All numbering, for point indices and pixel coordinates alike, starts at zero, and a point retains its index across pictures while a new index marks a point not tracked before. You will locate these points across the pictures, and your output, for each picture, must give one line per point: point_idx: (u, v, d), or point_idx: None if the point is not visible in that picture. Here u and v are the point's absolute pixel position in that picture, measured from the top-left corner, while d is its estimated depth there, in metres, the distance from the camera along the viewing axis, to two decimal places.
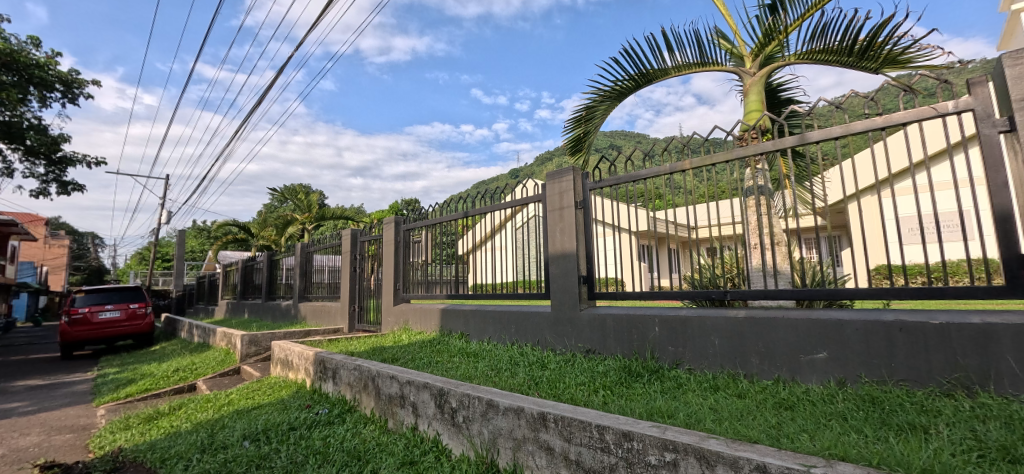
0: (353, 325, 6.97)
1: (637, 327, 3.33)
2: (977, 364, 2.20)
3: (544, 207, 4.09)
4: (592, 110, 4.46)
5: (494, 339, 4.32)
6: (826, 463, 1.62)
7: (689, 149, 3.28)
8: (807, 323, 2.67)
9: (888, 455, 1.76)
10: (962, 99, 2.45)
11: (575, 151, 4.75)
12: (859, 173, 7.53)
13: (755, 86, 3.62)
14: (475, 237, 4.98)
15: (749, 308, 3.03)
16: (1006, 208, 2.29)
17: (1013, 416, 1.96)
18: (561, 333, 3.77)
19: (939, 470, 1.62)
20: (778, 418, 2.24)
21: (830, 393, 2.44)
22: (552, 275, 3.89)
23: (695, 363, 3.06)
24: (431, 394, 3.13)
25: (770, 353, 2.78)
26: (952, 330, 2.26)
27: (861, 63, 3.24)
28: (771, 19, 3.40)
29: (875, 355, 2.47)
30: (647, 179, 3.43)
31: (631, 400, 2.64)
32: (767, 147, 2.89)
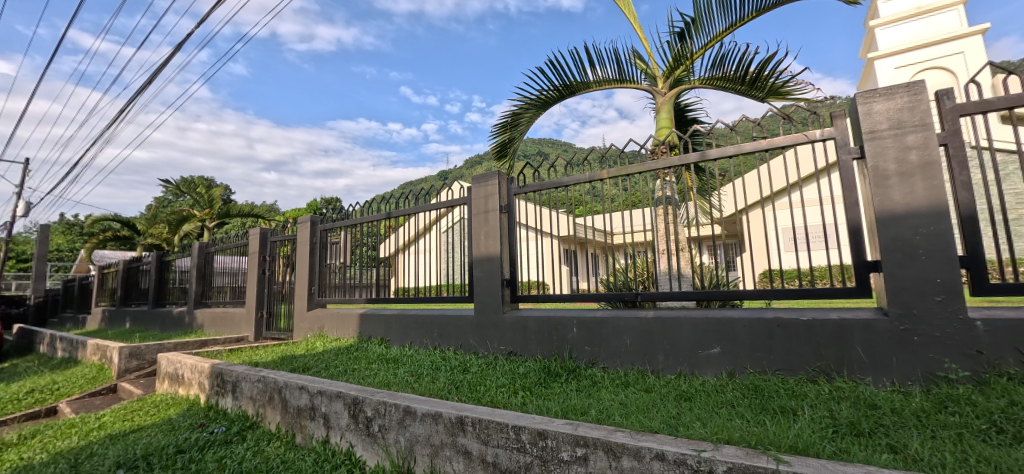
0: (261, 333, 6.35)
1: (557, 329, 3.43)
2: (835, 354, 2.61)
3: (470, 210, 4.06)
4: (518, 117, 4.55)
5: (416, 344, 4.19)
6: (713, 446, 1.81)
7: (607, 160, 3.47)
8: (705, 321, 2.94)
9: (764, 436, 2.01)
10: (827, 129, 2.88)
11: (501, 156, 4.81)
12: (750, 189, 8.56)
13: (665, 105, 3.95)
14: (399, 239, 4.81)
15: (657, 309, 3.27)
16: (857, 222, 2.73)
17: (858, 396, 2.35)
18: (483, 336, 3.76)
19: (802, 447, 1.88)
20: (678, 409, 2.44)
21: (722, 384, 2.71)
22: (476, 278, 3.87)
23: (609, 361, 3.22)
24: (344, 403, 2.95)
25: (673, 350, 3.01)
26: (817, 326, 2.65)
27: (751, 91, 3.67)
28: (679, 45, 3.73)
29: (759, 349, 2.78)
30: (570, 186, 3.58)
31: (548, 400, 2.70)
32: (674, 162, 3.16)
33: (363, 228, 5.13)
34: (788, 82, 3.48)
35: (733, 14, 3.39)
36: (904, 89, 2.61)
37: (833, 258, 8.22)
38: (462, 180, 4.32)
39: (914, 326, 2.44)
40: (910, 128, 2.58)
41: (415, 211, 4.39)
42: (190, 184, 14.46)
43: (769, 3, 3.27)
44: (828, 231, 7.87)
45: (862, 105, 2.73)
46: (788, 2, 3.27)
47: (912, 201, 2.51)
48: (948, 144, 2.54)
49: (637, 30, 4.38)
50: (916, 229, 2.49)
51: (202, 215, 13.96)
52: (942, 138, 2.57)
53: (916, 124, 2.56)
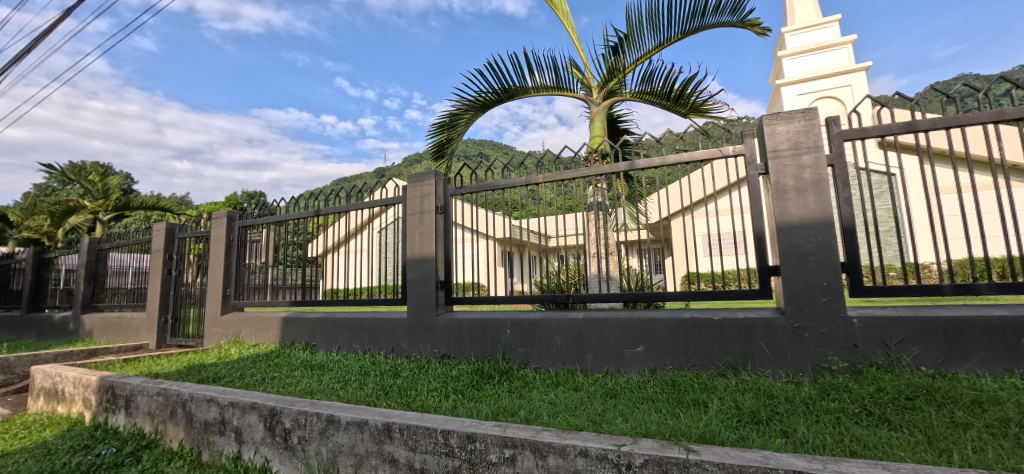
0: (165, 340, 5.70)
1: (491, 330, 3.44)
2: (741, 350, 2.87)
3: (405, 209, 3.95)
4: (456, 118, 4.51)
5: (344, 349, 3.99)
6: (632, 440, 1.93)
7: (543, 165, 3.55)
8: (630, 321, 3.10)
9: (678, 428, 2.16)
10: (738, 146, 3.16)
11: (439, 156, 4.75)
12: (675, 198, 9.22)
13: (599, 115, 4.12)
14: (328, 238, 4.56)
15: (587, 310, 3.38)
16: (762, 230, 3.02)
17: (759, 387, 2.60)
18: (416, 339, 3.67)
19: (709, 436, 2.06)
20: (603, 406, 2.55)
21: (644, 380, 2.87)
22: (409, 280, 3.76)
23: (541, 361, 3.28)
24: (259, 415, 2.72)
25: (602, 349, 3.14)
26: (726, 325, 2.90)
27: (675, 107, 3.94)
28: (613, 58, 3.92)
29: (677, 346, 2.99)
30: (506, 189, 3.61)
31: (479, 402, 2.68)
32: (605, 170, 3.29)
33: (288, 226, 4.80)
34: (707, 101, 3.78)
35: (661, 33, 3.62)
36: (801, 113, 2.93)
37: (743, 262, 9.11)
38: (398, 178, 4.20)
39: (805, 324, 2.75)
40: (805, 149, 2.90)
41: (346, 209, 4.18)
42: (81, 170, 12.62)
43: (691, 27, 3.53)
44: (739, 238, 8.70)
45: (768, 125, 3.03)
46: (708, 28, 3.56)
47: (806, 213, 2.82)
48: (835, 165, 2.89)
49: (575, 41, 4.54)
50: (809, 238, 2.81)
51: (95, 206, 12.24)
52: (830, 159, 2.92)
53: (810, 145, 2.88)
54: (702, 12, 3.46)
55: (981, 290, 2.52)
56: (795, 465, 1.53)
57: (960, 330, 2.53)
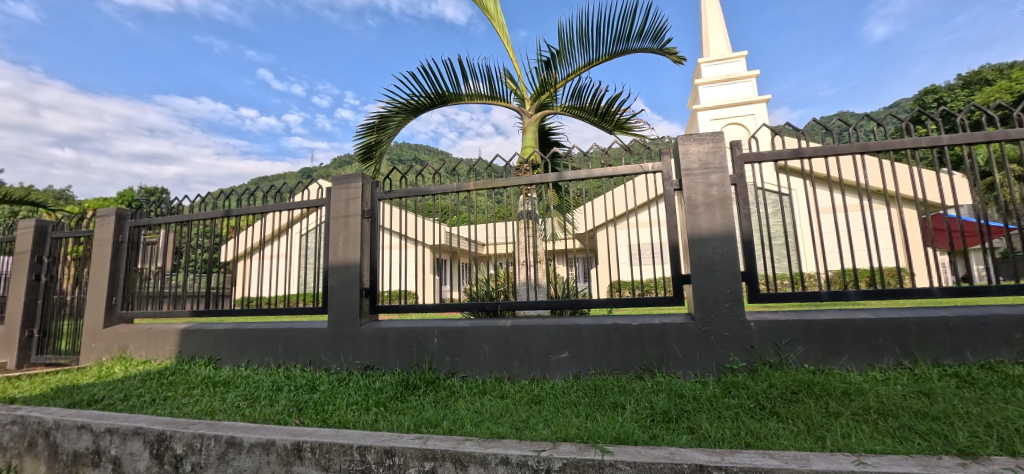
0: (28, 358, 4.84)
1: (417, 339, 3.34)
2: (657, 354, 3.05)
3: (329, 213, 3.73)
4: (386, 120, 4.38)
5: (254, 362, 3.66)
6: (552, 445, 2.00)
7: (474, 172, 3.56)
8: (556, 328, 3.17)
9: (595, 430, 2.24)
10: (656, 163, 3.38)
11: (367, 158, 4.57)
12: (603, 209, 9.71)
13: (531, 127, 4.23)
14: (240, 242, 4.19)
15: (515, 318, 3.41)
16: (676, 242, 3.25)
17: (672, 388, 2.78)
18: (337, 350, 3.47)
19: (624, 436, 2.17)
20: (528, 413, 2.57)
21: (568, 385, 2.94)
22: (330, 287, 3.55)
23: (468, 370, 3.24)
24: (145, 441, 2.40)
25: (528, 356, 3.18)
26: (644, 330, 3.08)
27: (602, 123, 4.15)
28: (545, 72, 4.05)
29: (600, 351, 3.10)
30: (437, 195, 3.56)
31: (401, 414, 2.58)
32: (536, 180, 3.36)
33: (193, 227, 4.34)
34: (630, 120, 4.03)
35: (590, 53, 3.81)
36: (710, 136, 3.20)
37: (660, 271, 9.86)
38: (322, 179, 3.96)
39: (711, 328, 3.00)
40: (713, 169, 3.17)
41: (263, 211, 3.86)
42: None
43: (616, 50, 3.75)
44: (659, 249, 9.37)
45: (682, 145, 3.26)
46: (632, 52, 3.81)
47: (713, 227, 3.08)
48: (737, 184, 3.19)
49: (510, 53, 4.64)
50: (715, 250, 3.06)
51: None
52: (734, 179, 3.22)
53: (718, 165, 3.16)
54: (626, 38, 3.71)
55: (850, 296, 2.91)
56: (696, 459, 1.80)
57: (834, 331, 2.91)
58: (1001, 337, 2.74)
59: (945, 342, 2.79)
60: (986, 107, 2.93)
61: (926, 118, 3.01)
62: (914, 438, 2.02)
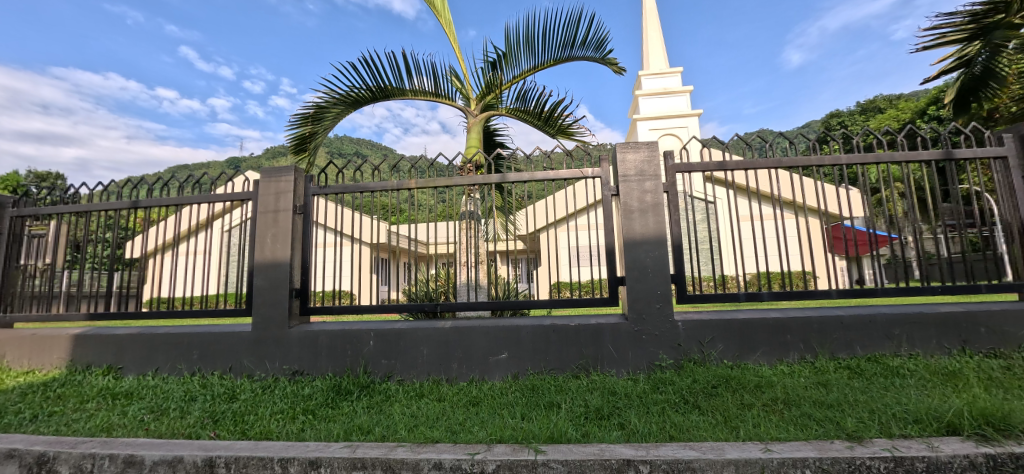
0: None
1: (352, 342, 3.20)
2: (592, 353, 3.15)
3: (256, 207, 3.47)
4: (323, 111, 4.17)
5: (164, 370, 3.33)
6: (486, 447, 2.01)
7: (416, 170, 3.49)
8: (496, 329, 3.17)
9: (530, 430, 2.26)
10: (596, 168, 3.48)
11: (300, 150, 4.32)
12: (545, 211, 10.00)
13: (476, 127, 4.22)
14: (149, 237, 3.78)
15: (455, 319, 3.37)
16: (612, 244, 3.37)
17: (605, 386, 2.88)
18: (262, 356, 3.24)
19: (558, 435, 2.21)
20: (465, 415, 2.55)
21: (506, 386, 2.95)
22: (255, 287, 3.30)
23: (405, 373, 3.16)
24: (21, 465, 2.09)
25: (467, 358, 3.16)
26: (580, 330, 3.16)
27: (546, 127, 4.22)
28: (491, 73, 4.04)
29: (538, 352, 3.15)
30: (376, 192, 3.44)
31: (331, 421, 2.45)
32: (478, 180, 3.34)
33: (93, 219, 3.86)
34: (572, 125, 4.14)
35: (536, 57, 3.86)
36: (646, 145, 3.35)
37: (596, 273, 10.42)
38: (249, 171, 3.67)
39: (643, 327, 3.15)
40: (648, 176, 3.32)
41: (178, 203, 3.51)
42: None
43: (560, 57, 3.84)
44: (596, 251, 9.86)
45: (620, 153, 3.38)
46: (575, 59, 3.91)
47: (647, 231, 3.23)
48: (669, 192, 3.37)
49: (456, 51, 4.58)
50: (648, 253, 3.22)
51: None
52: (667, 186, 3.40)
53: (652, 173, 3.31)
54: (570, 45, 3.80)
55: (764, 297, 3.18)
56: (624, 454, 1.89)
57: (750, 329, 3.17)
58: (884, 333, 3.13)
59: (840, 337, 3.14)
60: (877, 131, 3.33)
61: (830, 139, 3.36)
62: (812, 425, 2.25)
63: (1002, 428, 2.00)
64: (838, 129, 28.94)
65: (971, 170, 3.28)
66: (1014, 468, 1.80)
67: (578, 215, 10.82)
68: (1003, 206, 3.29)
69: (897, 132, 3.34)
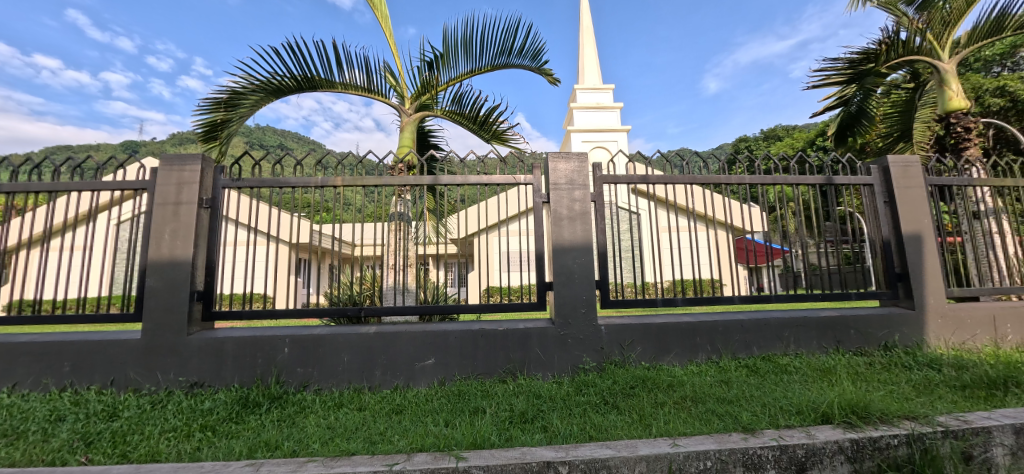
0: None
1: (263, 350, 2.96)
2: (519, 357, 3.19)
3: (153, 199, 3.10)
4: (238, 98, 3.84)
5: (24, 387, 2.83)
6: (405, 458, 1.94)
7: (342, 167, 3.33)
8: (423, 334, 3.10)
9: (452, 437, 2.23)
10: (529, 175, 3.54)
11: (210, 139, 3.93)
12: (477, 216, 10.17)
13: (409, 126, 4.13)
14: (10, 229, 3.21)
15: (380, 324, 3.25)
16: (542, 250, 3.44)
17: (530, 389, 2.93)
18: (154, 367, 2.88)
19: (480, 441, 2.20)
20: (387, 424, 2.45)
21: (431, 393, 2.89)
22: (147, 289, 2.93)
23: (322, 382, 2.98)
24: None
25: (391, 365, 3.05)
26: (508, 334, 3.20)
27: (481, 131, 4.22)
28: (427, 73, 3.97)
29: (465, 357, 3.13)
30: (297, 188, 3.24)
31: (233, 438, 2.23)
32: (410, 181, 3.26)
33: None
34: (507, 132, 4.19)
35: (472, 62, 3.86)
36: (576, 156, 3.47)
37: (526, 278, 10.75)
38: (146, 157, 3.26)
39: (568, 331, 3.26)
40: (578, 185, 3.45)
41: (51, 190, 3.01)
42: None
43: (497, 63, 3.87)
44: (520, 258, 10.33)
45: (552, 162, 3.47)
46: (512, 67, 3.96)
47: (575, 238, 3.35)
48: (597, 202, 3.52)
49: (391, 47, 4.44)
50: (575, 259, 3.33)
51: None
52: (595, 196, 3.55)
53: (581, 183, 3.44)
54: (507, 53, 3.85)
55: (678, 303, 3.44)
56: (545, 456, 1.93)
57: (665, 333, 3.40)
58: (776, 335, 3.51)
59: (741, 339, 3.48)
60: (775, 157, 3.74)
61: (736, 160, 3.72)
62: (714, 420, 2.45)
63: (862, 416, 2.33)
64: (748, 151, 32.38)
65: (846, 194, 3.80)
66: (872, 450, 2.10)
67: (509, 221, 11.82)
68: (869, 226, 3.85)
69: (791, 159, 3.78)
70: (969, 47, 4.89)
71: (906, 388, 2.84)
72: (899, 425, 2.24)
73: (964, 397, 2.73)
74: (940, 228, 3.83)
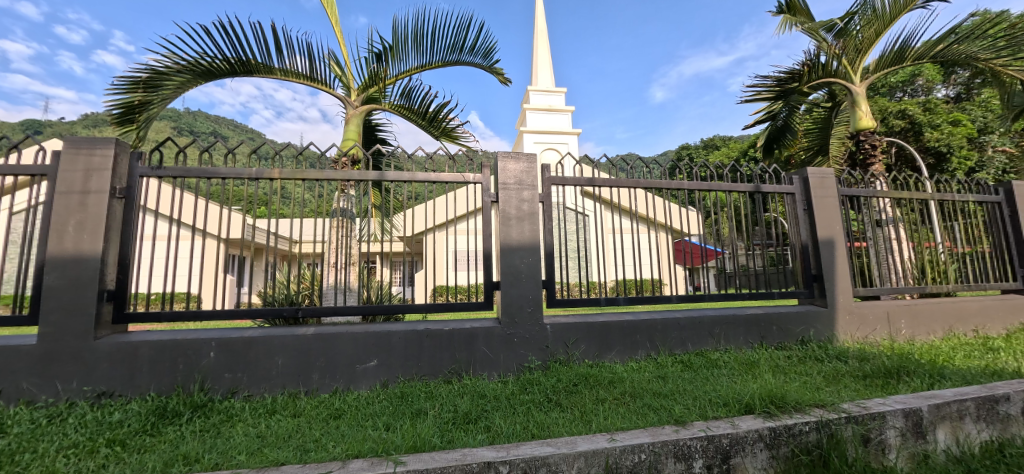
0: None
1: (185, 354, 2.75)
2: (465, 357, 3.18)
3: (55, 187, 2.77)
4: (161, 79, 3.52)
5: None
6: (340, 465, 1.86)
7: (280, 159, 3.15)
8: (365, 335, 3.01)
9: (392, 441, 2.17)
10: (478, 174, 3.52)
11: (126, 121, 3.57)
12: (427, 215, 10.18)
13: (355, 119, 3.98)
14: None
15: (320, 324, 3.11)
16: (489, 249, 3.44)
17: (475, 389, 2.93)
18: (54, 375, 2.59)
19: (420, 444, 2.16)
20: (323, 430, 2.35)
21: (372, 396, 2.82)
22: (45, 288, 2.62)
23: (253, 388, 2.81)
24: None
25: (330, 367, 2.93)
26: (453, 334, 3.17)
27: (430, 127, 4.15)
28: (375, 65, 3.83)
29: (409, 358, 3.07)
30: (228, 180, 3.02)
31: (146, 452, 2.04)
32: (353, 176, 3.14)
33: None
34: (457, 129, 4.15)
35: (423, 56, 3.77)
36: (526, 156, 3.50)
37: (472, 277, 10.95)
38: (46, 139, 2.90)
39: (514, 331, 3.29)
40: (526, 186, 3.48)
41: None
42: None
43: (448, 59, 3.82)
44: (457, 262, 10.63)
45: (502, 162, 3.48)
46: (463, 64, 3.92)
47: (523, 238, 3.38)
48: (545, 203, 3.58)
49: (337, 35, 4.25)
50: (522, 259, 3.37)
51: None
52: (543, 197, 3.60)
53: (530, 184, 3.48)
54: (459, 49, 3.80)
55: (621, 302, 3.58)
56: (485, 457, 1.92)
57: (608, 331, 3.53)
58: (708, 332, 3.76)
59: (677, 336, 3.68)
60: (711, 165, 3.98)
61: (677, 166, 3.92)
62: (650, 415, 2.57)
63: (780, 405, 2.53)
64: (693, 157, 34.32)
65: (773, 202, 4.11)
66: (787, 437, 2.29)
67: (458, 221, 12.07)
68: (791, 231, 4.21)
69: (726, 167, 4.04)
70: (877, 73, 5.45)
71: (817, 379, 3.14)
72: (810, 412, 2.45)
73: (864, 385, 3.05)
74: (849, 233, 4.26)
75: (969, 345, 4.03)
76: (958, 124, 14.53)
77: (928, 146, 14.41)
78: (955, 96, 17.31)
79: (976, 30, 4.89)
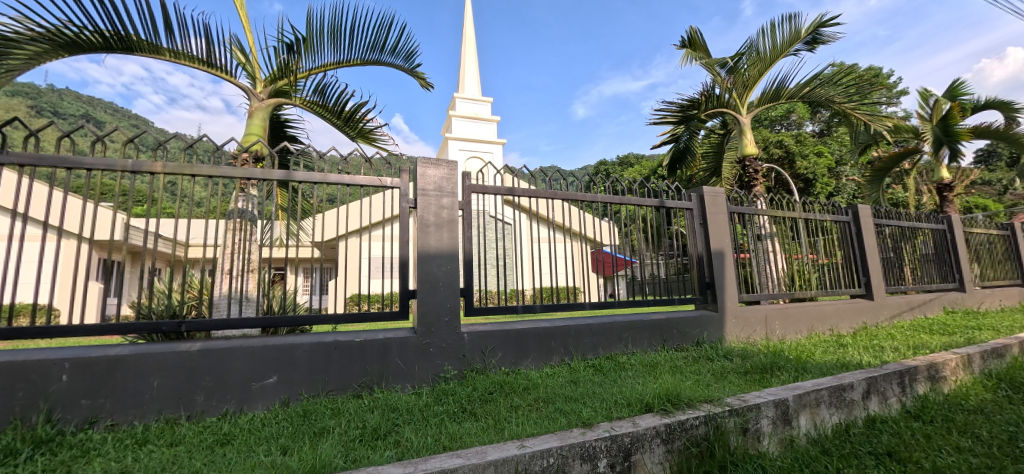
0: None
1: (27, 379, 2.31)
2: (377, 369, 3.06)
3: None
4: (7, 46, 2.94)
5: None
6: None
7: (164, 151, 2.78)
8: (263, 349, 2.76)
9: (289, 465, 2.01)
10: (396, 179, 3.42)
11: None
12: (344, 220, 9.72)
13: (260, 112, 3.66)
14: None
15: (208, 339, 2.80)
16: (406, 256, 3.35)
17: (387, 403, 2.82)
18: None
19: (322, 465, 2.03)
20: (207, 458, 2.10)
21: (270, 416, 2.60)
22: None
23: (119, 415, 2.44)
24: None
25: (219, 387, 2.65)
26: (365, 345, 3.04)
27: (346, 127, 3.95)
28: (285, 56, 3.55)
29: (314, 372, 2.88)
30: (96, 171, 2.57)
31: None
32: (255, 175, 2.88)
33: None
34: (375, 131, 4.00)
35: (341, 51, 3.58)
36: (446, 163, 3.48)
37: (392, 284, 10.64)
38: None
39: (430, 341, 3.23)
40: (446, 193, 3.45)
41: None
42: None
43: (367, 58, 3.67)
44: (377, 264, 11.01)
45: (421, 167, 3.41)
46: (384, 64, 3.79)
47: (441, 245, 3.35)
48: (465, 210, 3.57)
49: (243, 23, 3.90)
50: (441, 267, 3.33)
51: None
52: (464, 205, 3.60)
53: (449, 191, 3.46)
54: (380, 49, 3.67)
55: (537, 309, 3.68)
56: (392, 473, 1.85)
57: (524, 338, 3.62)
58: (617, 336, 4.02)
59: (589, 341, 3.89)
60: (623, 180, 4.27)
61: (593, 180, 4.14)
62: (560, 419, 2.67)
63: (674, 403, 2.78)
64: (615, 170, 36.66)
65: (677, 217, 4.51)
66: (679, 432, 2.51)
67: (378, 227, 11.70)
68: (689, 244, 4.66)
69: (636, 183, 4.37)
70: (760, 106, 6.25)
71: (706, 377, 3.50)
72: (700, 407, 2.72)
73: (744, 380, 3.47)
74: (736, 246, 4.81)
75: (825, 342, 4.77)
76: (823, 155, 17.29)
77: (800, 172, 16.93)
78: (821, 131, 20.58)
79: (835, 78, 5.85)
